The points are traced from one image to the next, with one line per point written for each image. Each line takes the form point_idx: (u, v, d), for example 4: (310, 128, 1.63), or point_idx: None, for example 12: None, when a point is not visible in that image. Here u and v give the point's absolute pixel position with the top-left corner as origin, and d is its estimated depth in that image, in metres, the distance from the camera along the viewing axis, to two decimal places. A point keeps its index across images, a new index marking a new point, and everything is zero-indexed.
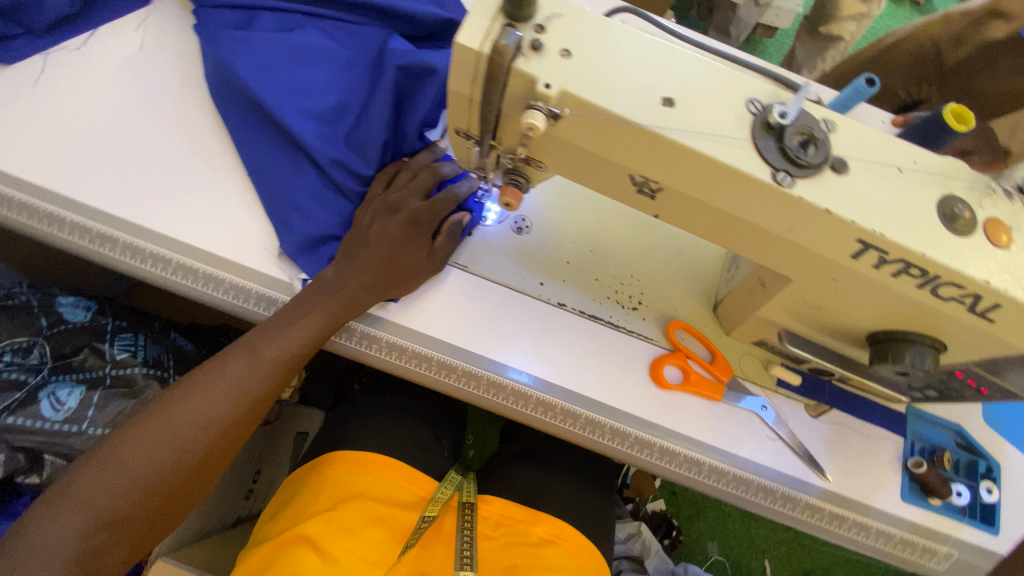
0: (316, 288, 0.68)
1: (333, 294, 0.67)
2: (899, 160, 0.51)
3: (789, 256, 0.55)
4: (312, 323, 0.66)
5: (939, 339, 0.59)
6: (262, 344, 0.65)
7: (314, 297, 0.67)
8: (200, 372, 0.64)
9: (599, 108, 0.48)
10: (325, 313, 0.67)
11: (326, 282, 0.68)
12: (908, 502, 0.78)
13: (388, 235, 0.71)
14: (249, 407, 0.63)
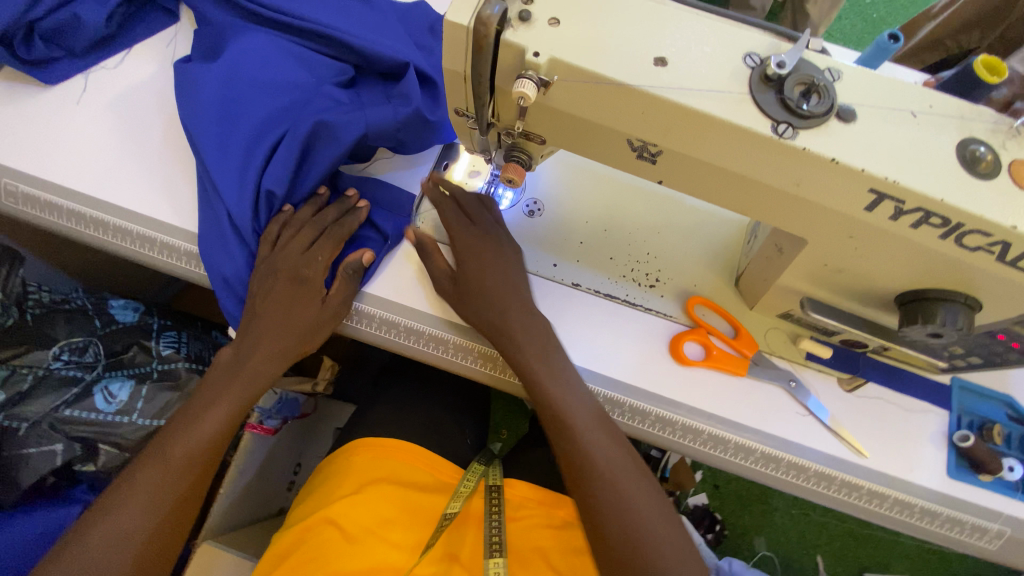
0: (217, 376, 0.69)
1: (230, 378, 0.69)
2: (912, 105, 0.49)
3: (798, 213, 0.53)
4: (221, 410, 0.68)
5: (973, 296, 0.56)
6: (170, 446, 0.65)
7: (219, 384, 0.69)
8: (110, 493, 0.64)
9: (588, 71, 0.48)
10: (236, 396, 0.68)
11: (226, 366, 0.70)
12: (955, 478, 0.74)
13: (291, 303, 0.70)
14: (169, 511, 0.64)
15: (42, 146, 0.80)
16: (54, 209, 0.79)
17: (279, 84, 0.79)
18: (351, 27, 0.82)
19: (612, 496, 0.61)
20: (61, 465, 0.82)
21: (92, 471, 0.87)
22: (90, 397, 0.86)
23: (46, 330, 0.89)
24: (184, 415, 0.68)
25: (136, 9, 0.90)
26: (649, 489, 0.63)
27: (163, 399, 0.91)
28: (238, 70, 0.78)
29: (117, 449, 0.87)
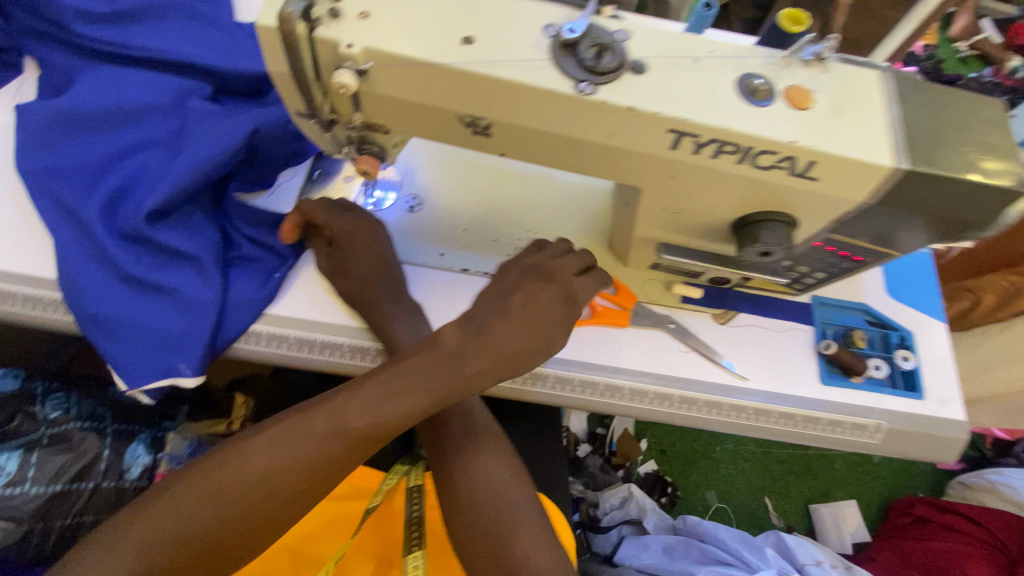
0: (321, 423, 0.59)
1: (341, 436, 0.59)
2: (695, 52, 0.55)
3: (624, 162, 0.59)
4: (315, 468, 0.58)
5: (787, 213, 0.63)
6: (258, 500, 0.57)
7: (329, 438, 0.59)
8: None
9: (402, 56, 0.51)
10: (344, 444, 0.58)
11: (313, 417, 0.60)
12: (828, 383, 0.82)
13: (497, 330, 0.64)
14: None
15: None
16: None
17: (139, 113, 0.74)
18: (200, 52, 0.81)
19: (455, 450, 0.68)
20: None
21: None
22: None
23: None
24: (233, 447, 0.59)
25: None
26: (501, 471, 0.66)
27: (58, 463, 0.86)
28: (81, 102, 0.73)
29: (10, 523, 0.80)
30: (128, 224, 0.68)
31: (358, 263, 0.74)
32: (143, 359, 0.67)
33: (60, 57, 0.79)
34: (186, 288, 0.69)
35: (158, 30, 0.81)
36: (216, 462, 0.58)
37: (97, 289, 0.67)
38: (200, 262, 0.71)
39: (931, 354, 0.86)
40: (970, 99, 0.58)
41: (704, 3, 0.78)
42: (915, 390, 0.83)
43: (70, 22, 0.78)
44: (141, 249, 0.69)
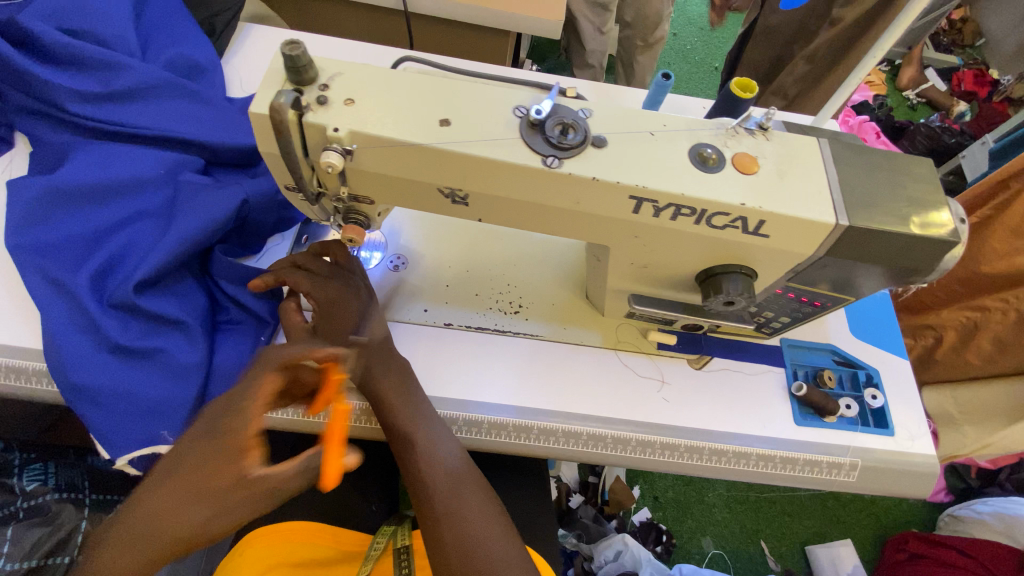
0: (232, 471, 0.45)
1: (249, 482, 0.45)
2: (651, 126, 0.61)
3: (594, 226, 0.63)
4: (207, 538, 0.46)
5: (746, 265, 0.68)
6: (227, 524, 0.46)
7: (238, 489, 0.45)
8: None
9: (384, 138, 0.56)
10: (238, 511, 0.46)
11: (235, 458, 0.45)
12: (802, 424, 0.85)
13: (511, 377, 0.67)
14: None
15: None
16: None
17: (130, 187, 0.78)
18: (196, 129, 0.86)
19: (430, 504, 0.65)
20: None
21: None
22: None
23: None
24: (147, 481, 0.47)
25: None
26: (488, 520, 0.64)
27: (35, 535, 0.84)
28: (75, 178, 0.75)
29: None
30: (119, 293, 0.70)
31: (341, 331, 0.73)
32: (126, 429, 0.67)
33: (54, 134, 0.82)
34: (172, 353, 0.71)
35: (152, 108, 0.85)
36: (141, 493, 0.46)
37: (82, 360, 0.67)
38: (188, 328, 0.73)
39: (899, 391, 0.90)
40: (898, 160, 0.65)
41: (663, 75, 0.88)
42: (886, 426, 0.86)
43: (65, 102, 0.81)
44: (127, 318, 0.71)
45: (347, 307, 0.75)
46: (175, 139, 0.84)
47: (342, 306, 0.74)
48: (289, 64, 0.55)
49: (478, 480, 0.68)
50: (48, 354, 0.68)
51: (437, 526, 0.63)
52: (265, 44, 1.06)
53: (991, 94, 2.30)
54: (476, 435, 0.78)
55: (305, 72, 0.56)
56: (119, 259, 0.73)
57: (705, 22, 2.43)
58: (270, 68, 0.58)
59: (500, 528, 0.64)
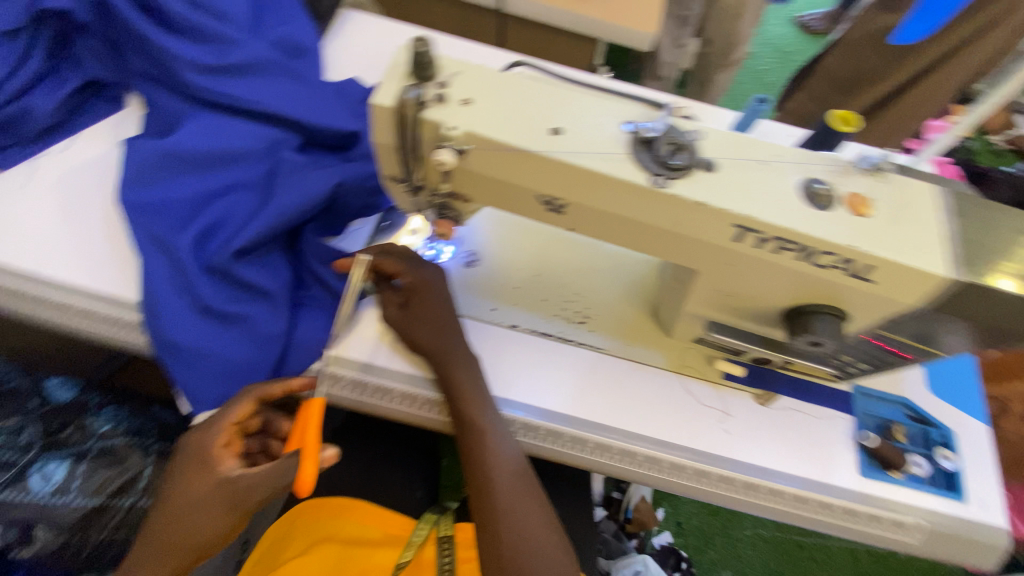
0: (204, 479, 0.60)
1: (224, 488, 0.60)
2: (762, 155, 0.60)
3: (689, 249, 0.62)
4: (204, 531, 0.61)
5: (839, 307, 0.66)
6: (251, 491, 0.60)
7: (215, 493, 0.60)
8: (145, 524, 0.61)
9: (496, 140, 0.57)
10: (216, 515, 0.60)
11: (208, 466, 0.60)
12: (868, 477, 0.81)
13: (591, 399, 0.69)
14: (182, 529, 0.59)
15: None
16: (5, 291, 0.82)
17: (234, 158, 0.81)
18: (296, 107, 0.88)
19: (494, 509, 0.65)
20: None
21: (23, 560, 0.81)
22: (26, 478, 0.83)
23: None
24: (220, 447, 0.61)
25: (87, 99, 0.95)
26: (544, 532, 0.66)
27: (102, 476, 0.89)
28: (185, 143, 0.80)
29: (54, 533, 0.82)
30: (213, 257, 0.73)
31: (430, 320, 0.72)
32: (210, 387, 0.70)
33: (170, 100, 0.87)
34: (257, 320, 0.74)
35: (259, 83, 0.89)
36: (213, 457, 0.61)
37: (175, 317, 0.71)
38: (274, 298, 0.76)
39: (976, 457, 0.85)
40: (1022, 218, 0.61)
41: (759, 98, 0.85)
42: (957, 492, 0.81)
43: (182, 70, 0.86)
44: (220, 282, 0.74)
45: (439, 298, 0.74)
46: (276, 115, 0.87)
47: (434, 297, 0.73)
48: (415, 60, 0.56)
49: (535, 491, 0.69)
50: (144, 307, 0.72)
51: (498, 530, 0.64)
52: (364, 30, 1.08)
53: None
54: (538, 441, 0.80)
55: (427, 69, 0.57)
56: (218, 225, 0.77)
57: (784, 44, 2.35)
58: (393, 61, 0.60)
59: (553, 540, 0.66)
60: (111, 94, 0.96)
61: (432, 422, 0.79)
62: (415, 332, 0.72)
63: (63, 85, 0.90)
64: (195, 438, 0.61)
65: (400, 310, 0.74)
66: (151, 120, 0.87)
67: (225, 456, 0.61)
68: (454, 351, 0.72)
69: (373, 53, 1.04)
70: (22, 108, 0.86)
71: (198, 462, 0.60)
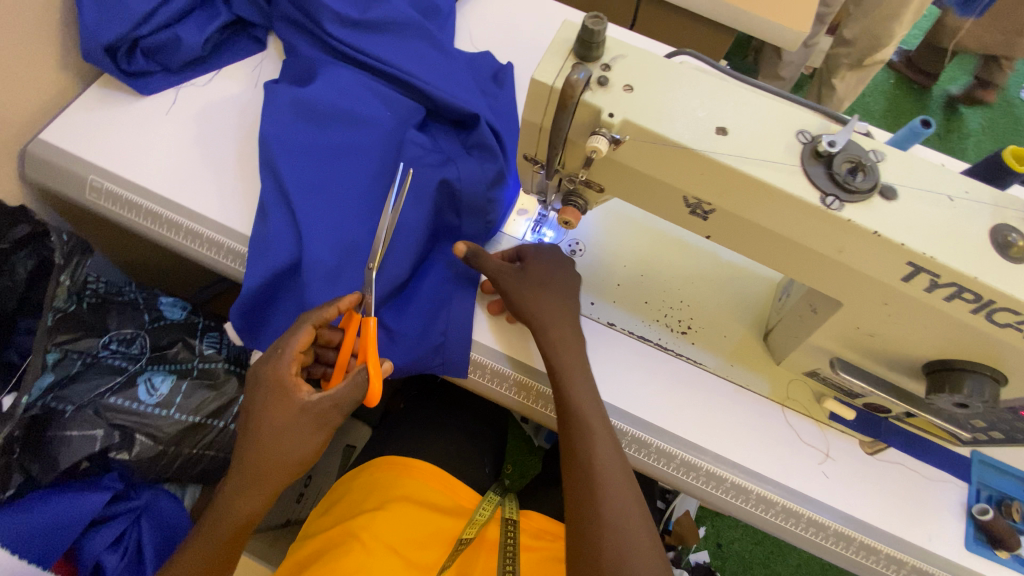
0: (287, 408, 0.66)
1: (306, 412, 0.66)
2: (950, 190, 0.53)
3: (838, 279, 0.57)
4: (296, 451, 0.67)
5: (999, 370, 0.59)
6: (327, 412, 0.67)
7: (300, 419, 0.66)
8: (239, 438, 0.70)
9: (656, 134, 0.53)
10: (306, 435, 0.67)
11: (288, 393, 0.66)
12: (972, 551, 0.74)
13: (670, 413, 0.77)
14: (280, 453, 0.67)
15: (129, 153, 0.87)
16: (133, 207, 0.85)
17: (362, 118, 0.84)
18: (427, 74, 0.87)
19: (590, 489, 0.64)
20: (98, 451, 0.84)
21: (125, 461, 0.87)
22: (135, 387, 0.88)
23: (102, 320, 0.94)
24: (284, 381, 0.66)
25: (231, 37, 0.98)
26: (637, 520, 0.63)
27: (200, 397, 0.94)
28: (321, 99, 0.83)
29: (151, 441, 0.89)
30: (330, 220, 0.78)
31: (547, 295, 0.74)
32: None
33: (310, 50, 0.90)
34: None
35: (395, 42, 0.88)
36: (281, 390, 0.66)
37: (274, 279, 0.77)
38: None
39: None
40: None
41: (921, 119, 0.69)
42: None
43: (326, 22, 0.88)
44: (333, 241, 0.77)
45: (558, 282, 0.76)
46: (406, 79, 0.87)
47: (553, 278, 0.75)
48: (584, 37, 0.53)
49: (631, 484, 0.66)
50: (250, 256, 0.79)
51: (598, 518, 0.62)
52: None
53: None
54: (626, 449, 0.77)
55: (594, 49, 0.54)
56: (342, 185, 0.81)
57: None
58: (557, 37, 0.57)
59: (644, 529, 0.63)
60: (253, 35, 0.99)
61: (506, 400, 0.80)
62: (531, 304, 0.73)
63: (212, 21, 0.93)
64: (269, 371, 0.66)
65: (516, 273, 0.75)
66: (290, 70, 0.91)
67: (298, 383, 0.66)
68: (556, 323, 0.73)
69: (506, 24, 1.02)
70: (173, 40, 0.89)
71: (279, 389, 0.65)
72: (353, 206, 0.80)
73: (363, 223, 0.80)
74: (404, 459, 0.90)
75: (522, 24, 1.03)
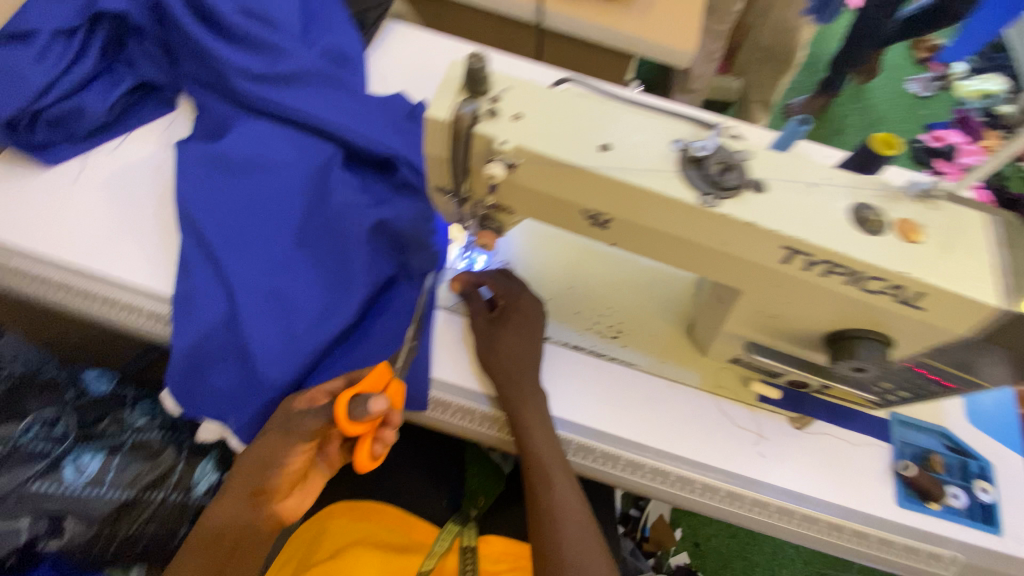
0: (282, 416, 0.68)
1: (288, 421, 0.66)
2: (811, 177, 0.60)
3: (730, 268, 0.62)
4: (274, 456, 0.66)
5: (885, 333, 0.64)
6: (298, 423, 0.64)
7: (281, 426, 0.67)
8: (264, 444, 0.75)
9: (547, 156, 0.57)
10: (278, 441, 0.66)
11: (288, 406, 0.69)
12: (904, 507, 0.79)
13: (612, 416, 0.80)
14: (259, 452, 0.67)
15: (37, 226, 0.84)
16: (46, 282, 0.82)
17: (276, 166, 0.85)
18: (340, 118, 0.89)
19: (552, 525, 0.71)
20: (24, 543, 0.80)
21: (55, 551, 0.83)
22: (60, 470, 0.84)
23: (18, 404, 0.87)
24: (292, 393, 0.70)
25: (137, 100, 0.97)
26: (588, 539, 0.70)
27: (135, 471, 0.90)
28: (236, 151, 0.84)
29: (83, 525, 0.84)
30: (254, 271, 0.78)
31: (509, 345, 0.78)
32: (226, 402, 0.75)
33: (220, 105, 0.91)
34: (273, 356, 0.75)
35: (305, 91, 0.91)
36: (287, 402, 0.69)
37: (204, 334, 0.76)
38: (300, 341, 0.76)
39: (1013, 490, 0.82)
40: None
41: (799, 118, 0.77)
42: (995, 525, 0.79)
43: (232, 78, 0.89)
44: (259, 291, 0.77)
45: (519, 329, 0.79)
46: (318, 124, 0.89)
47: (516, 331, 0.79)
48: (469, 74, 0.57)
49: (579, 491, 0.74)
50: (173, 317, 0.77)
51: (557, 534, 0.70)
52: (404, 42, 1.10)
53: None
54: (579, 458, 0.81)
55: (481, 84, 0.58)
56: (265, 234, 0.81)
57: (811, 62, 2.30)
58: (447, 75, 0.61)
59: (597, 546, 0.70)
60: (161, 95, 0.98)
61: (484, 435, 0.83)
62: (496, 355, 0.77)
63: (116, 85, 0.92)
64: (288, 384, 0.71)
65: (484, 326, 0.81)
66: (201, 127, 0.91)
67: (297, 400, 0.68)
68: (521, 373, 0.76)
69: (415, 65, 1.07)
70: (76, 108, 0.88)
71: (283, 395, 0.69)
72: (275, 255, 0.80)
73: (287, 269, 0.80)
74: (356, 503, 0.90)
75: (432, 63, 1.08)
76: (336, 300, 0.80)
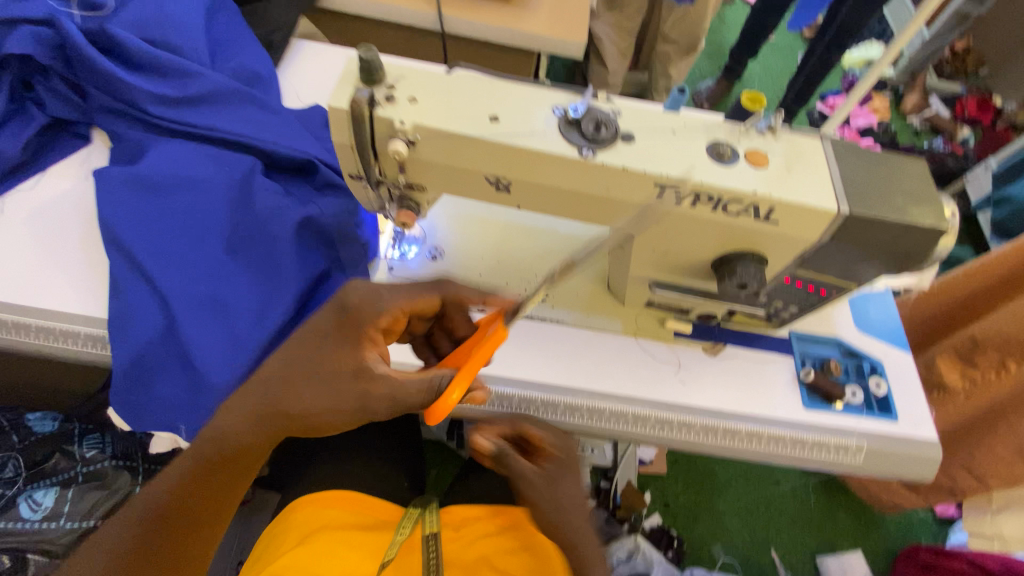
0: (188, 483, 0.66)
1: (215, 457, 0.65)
2: (672, 125, 0.70)
3: (618, 211, 0.72)
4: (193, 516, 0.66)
5: (757, 251, 0.74)
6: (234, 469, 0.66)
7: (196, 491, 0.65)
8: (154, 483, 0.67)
9: (442, 130, 0.65)
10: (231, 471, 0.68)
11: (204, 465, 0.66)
12: (810, 409, 0.90)
13: (547, 367, 0.88)
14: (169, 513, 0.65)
15: None
16: None
17: (199, 181, 0.89)
18: (259, 131, 0.95)
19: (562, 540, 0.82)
20: None
21: None
22: (15, 508, 0.94)
23: None
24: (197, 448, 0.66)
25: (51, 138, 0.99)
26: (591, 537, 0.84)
27: (90, 500, 0.98)
28: (158, 172, 0.88)
29: (46, 555, 0.93)
30: (187, 281, 0.81)
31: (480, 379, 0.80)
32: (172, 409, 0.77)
33: (137, 132, 0.94)
34: (215, 357, 0.78)
35: (220, 110, 0.95)
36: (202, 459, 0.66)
37: (144, 348, 0.78)
38: (242, 340, 0.80)
39: (900, 381, 0.94)
40: (895, 160, 0.71)
41: (678, 87, 0.79)
42: (890, 412, 0.91)
43: (145, 104, 0.93)
44: (195, 299, 0.81)
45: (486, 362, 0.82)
46: (238, 140, 0.94)
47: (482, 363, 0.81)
48: (363, 66, 0.64)
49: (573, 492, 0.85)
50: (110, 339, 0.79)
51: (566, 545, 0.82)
52: (314, 59, 1.17)
53: (993, 120, 2.50)
54: (523, 410, 0.86)
55: (376, 74, 0.66)
56: (194, 246, 0.84)
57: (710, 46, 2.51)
58: (345, 70, 0.68)
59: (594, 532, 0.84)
60: (75, 131, 1.00)
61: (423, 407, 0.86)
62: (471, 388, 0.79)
63: (27, 125, 0.94)
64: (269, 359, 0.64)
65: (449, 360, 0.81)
66: (119, 155, 0.94)
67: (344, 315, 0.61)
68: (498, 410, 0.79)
69: (328, 79, 1.13)
70: None
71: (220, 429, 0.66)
72: (206, 264, 0.84)
73: (221, 276, 0.84)
74: (320, 493, 0.93)
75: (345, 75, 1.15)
76: (274, 298, 0.84)
